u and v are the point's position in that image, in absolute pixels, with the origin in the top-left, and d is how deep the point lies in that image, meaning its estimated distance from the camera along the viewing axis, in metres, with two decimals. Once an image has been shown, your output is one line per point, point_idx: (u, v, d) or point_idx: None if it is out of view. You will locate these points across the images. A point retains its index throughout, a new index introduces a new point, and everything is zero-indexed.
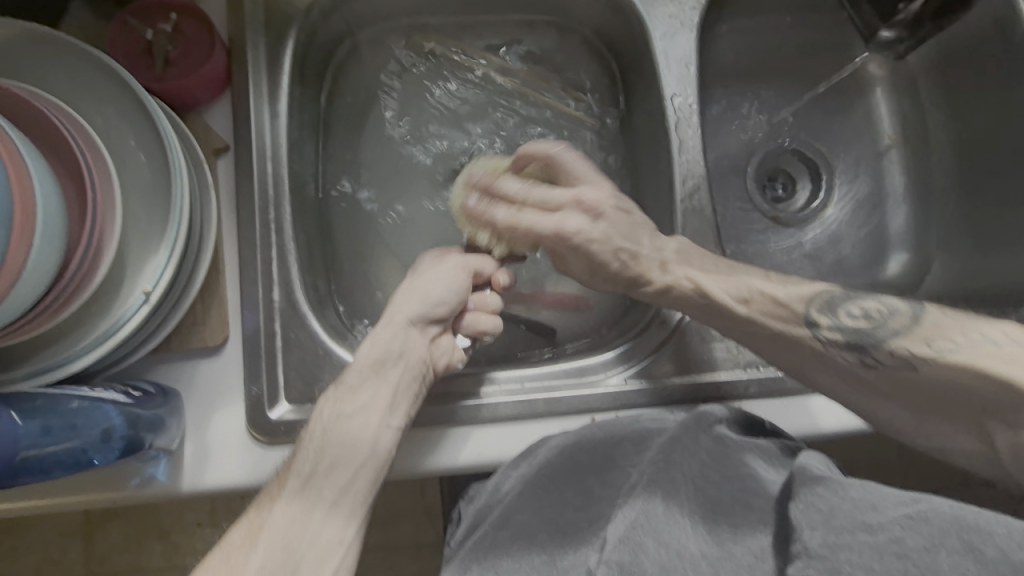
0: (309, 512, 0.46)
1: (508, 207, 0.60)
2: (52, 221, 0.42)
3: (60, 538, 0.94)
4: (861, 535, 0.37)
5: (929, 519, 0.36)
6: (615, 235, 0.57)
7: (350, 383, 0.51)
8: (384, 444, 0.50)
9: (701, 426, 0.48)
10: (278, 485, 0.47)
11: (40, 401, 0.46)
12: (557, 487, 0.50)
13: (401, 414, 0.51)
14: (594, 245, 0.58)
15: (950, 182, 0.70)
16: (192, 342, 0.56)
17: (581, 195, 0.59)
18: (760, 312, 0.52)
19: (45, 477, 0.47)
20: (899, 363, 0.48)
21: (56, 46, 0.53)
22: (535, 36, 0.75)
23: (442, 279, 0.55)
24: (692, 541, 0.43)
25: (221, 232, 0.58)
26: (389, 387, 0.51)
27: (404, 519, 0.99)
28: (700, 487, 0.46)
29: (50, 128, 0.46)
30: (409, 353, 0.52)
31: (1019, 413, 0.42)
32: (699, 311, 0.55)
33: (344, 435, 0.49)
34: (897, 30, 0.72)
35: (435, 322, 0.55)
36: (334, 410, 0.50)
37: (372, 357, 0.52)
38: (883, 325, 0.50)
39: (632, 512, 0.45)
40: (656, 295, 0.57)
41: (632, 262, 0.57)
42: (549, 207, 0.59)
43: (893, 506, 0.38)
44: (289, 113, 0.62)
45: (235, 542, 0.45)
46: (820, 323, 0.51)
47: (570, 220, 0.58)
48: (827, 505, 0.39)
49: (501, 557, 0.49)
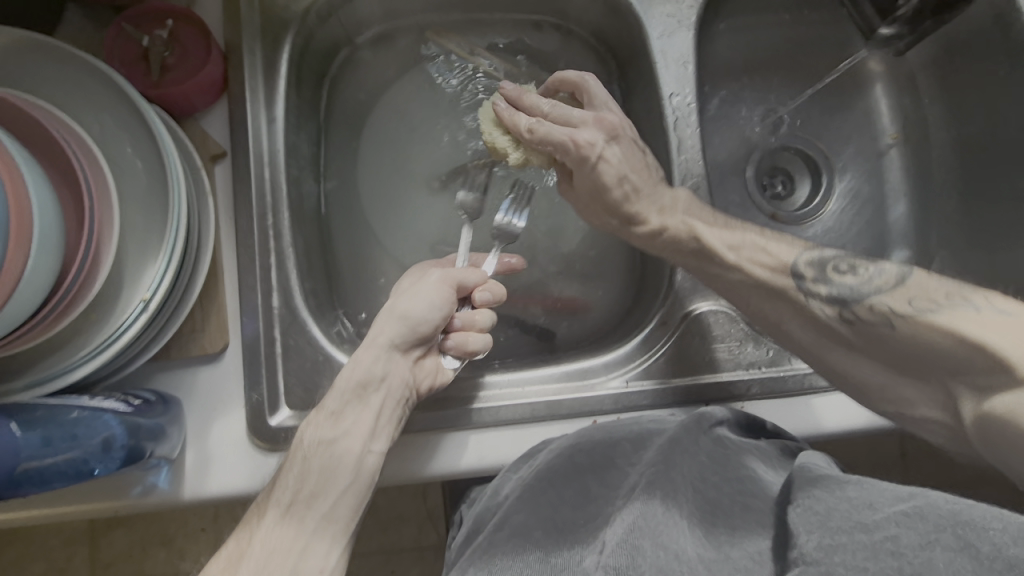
0: (284, 541, 0.46)
1: (528, 116, 0.58)
2: (48, 232, 0.42)
3: (65, 544, 0.94)
4: (857, 534, 0.37)
5: (925, 515, 0.36)
6: (622, 162, 0.56)
7: (329, 407, 0.50)
8: (366, 470, 0.50)
9: (701, 427, 0.49)
10: (259, 512, 0.47)
11: (40, 412, 0.46)
12: (555, 486, 0.49)
13: (384, 438, 0.51)
14: (602, 163, 0.55)
15: (950, 178, 0.70)
16: (192, 350, 0.55)
17: (603, 115, 0.56)
18: (747, 260, 0.53)
19: (47, 487, 0.47)
20: (877, 319, 0.48)
21: (52, 54, 0.52)
22: (533, 37, 0.74)
23: (419, 296, 0.53)
24: (689, 543, 0.42)
25: (219, 239, 0.58)
26: (371, 412, 0.50)
27: (408, 523, 0.98)
28: (698, 489, 0.46)
29: (46, 136, 0.45)
30: (391, 377, 0.51)
31: (989, 378, 0.41)
32: (688, 257, 0.56)
33: (323, 459, 0.48)
34: (897, 27, 0.71)
35: (418, 341, 0.53)
36: (314, 434, 0.49)
37: (353, 380, 0.50)
38: (868, 282, 0.50)
39: (630, 515, 0.43)
40: (647, 236, 0.57)
41: (634, 196, 0.57)
42: (570, 120, 0.57)
43: (890, 504, 0.38)
44: (286, 118, 0.62)
45: (215, 571, 0.45)
46: (805, 275, 0.52)
47: (585, 132, 0.55)
48: (824, 507, 0.40)
49: (496, 556, 0.46)
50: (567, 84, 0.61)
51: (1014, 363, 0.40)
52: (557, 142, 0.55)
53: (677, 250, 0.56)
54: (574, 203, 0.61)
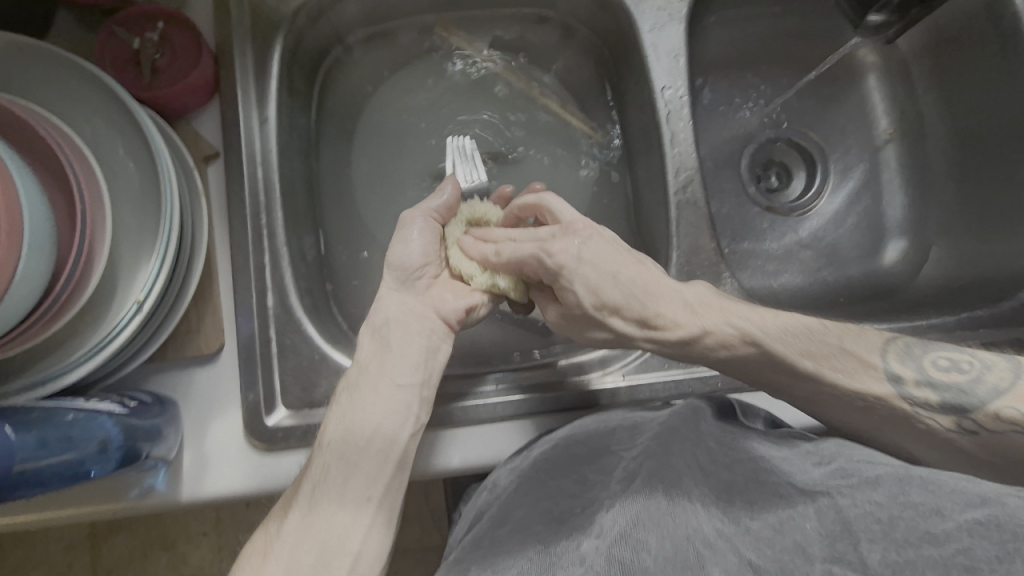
0: (314, 521, 0.46)
1: (490, 244, 0.57)
2: (39, 236, 0.42)
3: (67, 551, 0.94)
4: (926, 548, 0.38)
5: (1001, 525, 0.38)
6: (607, 261, 0.51)
7: (357, 359, 0.51)
8: (400, 402, 0.50)
9: (698, 416, 0.50)
10: (286, 505, 0.47)
11: (35, 414, 0.46)
12: (554, 478, 0.50)
13: (410, 369, 0.51)
14: (584, 266, 0.50)
15: (947, 168, 0.70)
16: (187, 350, 0.55)
17: (569, 224, 0.53)
18: (828, 367, 0.49)
19: (41, 490, 0.47)
20: (1007, 427, 0.45)
21: (42, 57, 0.52)
22: (523, 34, 0.74)
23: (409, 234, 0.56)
24: (706, 521, 0.44)
25: (213, 240, 0.58)
26: (391, 353, 0.51)
27: (411, 523, 0.98)
28: (708, 471, 0.47)
29: (36, 139, 0.45)
30: (401, 312, 0.53)
31: None
32: (733, 355, 0.50)
33: (353, 419, 0.48)
34: (886, 14, 0.71)
35: (417, 274, 0.56)
36: (344, 384, 0.51)
37: (371, 329, 0.53)
38: (979, 380, 0.47)
39: (631, 508, 0.44)
40: (675, 343, 0.51)
41: (637, 299, 0.50)
42: (535, 236, 0.54)
43: (959, 510, 0.39)
44: (278, 118, 0.62)
45: (250, 563, 0.45)
46: (904, 378, 0.49)
47: (557, 241, 0.51)
48: (886, 515, 0.40)
49: (499, 557, 0.45)
50: (528, 209, 0.58)
51: None
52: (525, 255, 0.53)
53: (725, 355, 0.50)
54: (574, 328, 0.55)
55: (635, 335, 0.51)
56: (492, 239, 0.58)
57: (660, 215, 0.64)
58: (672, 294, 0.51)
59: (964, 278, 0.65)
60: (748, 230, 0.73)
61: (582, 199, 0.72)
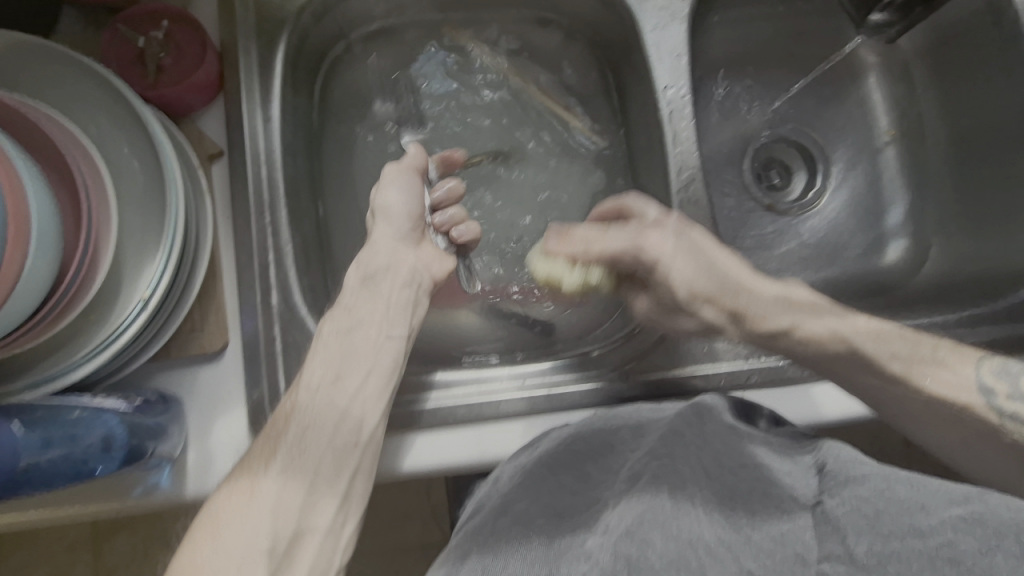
0: (293, 482, 0.46)
1: (580, 240, 0.56)
2: (46, 232, 0.42)
3: (68, 551, 0.94)
4: (911, 540, 0.41)
5: (985, 521, 0.40)
6: (697, 254, 0.55)
7: (344, 304, 0.53)
8: (387, 354, 0.52)
9: (705, 417, 0.49)
10: (263, 458, 0.46)
11: (40, 412, 0.46)
12: (555, 474, 0.49)
13: (400, 324, 0.54)
14: (675, 262, 0.54)
15: (946, 166, 0.71)
16: (191, 349, 0.55)
17: (664, 217, 0.56)
18: (914, 370, 0.52)
19: (47, 489, 0.47)
20: None
21: (46, 56, 0.52)
22: (526, 33, 0.75)
23: (396, 183, 0.55)
24: (708, 528, 0.45)
25: (217, 239, 0.58)
26: (382, 301, 0.54)
27: (411, 521, 0.98)
28: (714, 475, 0.47)
29: (42, 136, 0.45)
30: (396, 265, 0.55)
31: None
32: (829, 359, 0.54)
33: (342, 367, 0.50)
34: (888, 14, 0.71)
35: (413, 228, 0.57)
36: (332, 329, 0.51)
37: (359, 276, 0.54)
38: None
39: (638, 506, 0.46)
40: (771, 337, 0.55)
41: (730, 288, 0.55)
42: (630, 228, 0.56)
43: (944, 506, 0.42)
44: (282, 116, 0.62)
45: (220, 515, 0.44)
46: (997, 391, 0.51)
47: (654, 234, 0.55)
48: (873, 509, 0.43)
49: (500, 543, 0.47)
50: (607, 213, 0.60)
51: None
52: (624, 248, 0.55)
53: (822, 352, 0.54)
54: (660, 326, 0.57)
55: (724, 324, 0.56)
56: (578, 235, 0.56)
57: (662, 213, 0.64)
58: (763, 288, 0.55)
59: (963, 276, 0.65)
60: (749, 228, 0.74)
61: (585, 197, 0.73)
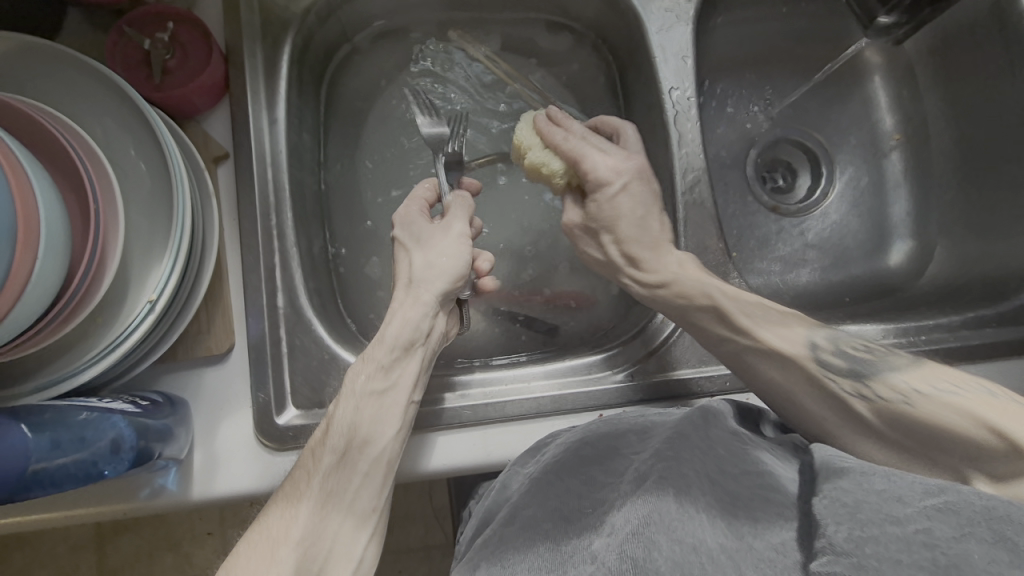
0: (315, 542, 0.46)
1: (564, 131, 0.60)
2: (54, 237, 0.42)
3: (72, 551, 0.94)
4: (888, 526, 0.36)
5: (959, 510, 0.35)
6: (639, 200, 0.57)
7: (380, 361, 0.51)
8: (406, 418, 0.52)
9: (709, 421, 0.49)
10: (290, 512, 0.47)
11: (48, 415, 0.46)
12: (563, 479, 0.50)
13: (421, 389, 0.53)
14: (619, 195, 0.56)
15: (949, 169, 0.71)
16: (198, 351, 0.56)
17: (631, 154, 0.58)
18: (760, 324, 0.52)
19: (56, 490, 0.47)
20: (896, 398, 0.46)
21: (55, 59, 0.52)
22: (531, 35, 0.75)
23: (455, 253, 0.55)
24: (710, 534, 0.42)
25: (223, 240, 0.58)
26: (415, 365, 0.53)
27: (414, 523, 0.99)
28: (716, 481, 0.45)
29: (51, 139, 0.45)
30: (432, 333, 0.54)
31: (1013, 467, 0.39)
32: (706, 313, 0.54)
33: (367, 427, 0.49)
34: (895, 16, 0.72)
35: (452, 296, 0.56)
36: (365, 386, 0.50)
37: (401, 338, 0.52)
38: (887, 364, 0.49)
39: (643, 507, 0.43)
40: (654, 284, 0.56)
41: (647, 239, 0.57)
42: (601, 147, 0.59)
43: (920, 497, 0.37)
44: (287, 119, 0.62)
45: (251, 563, 0.44)
46: (822, 346, 0.51)
47: (614, 161, 0.57)
48: (852, 499, 0.38)
49: (507, 552, 0.47)
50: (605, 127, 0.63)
51: None
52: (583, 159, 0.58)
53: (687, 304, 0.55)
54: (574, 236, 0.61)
55: (621, 267, 0.59)
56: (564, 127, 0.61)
57: None
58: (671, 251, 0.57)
59: (966, 278, 0.65)
60: (753, 231, 0.74)
61: None
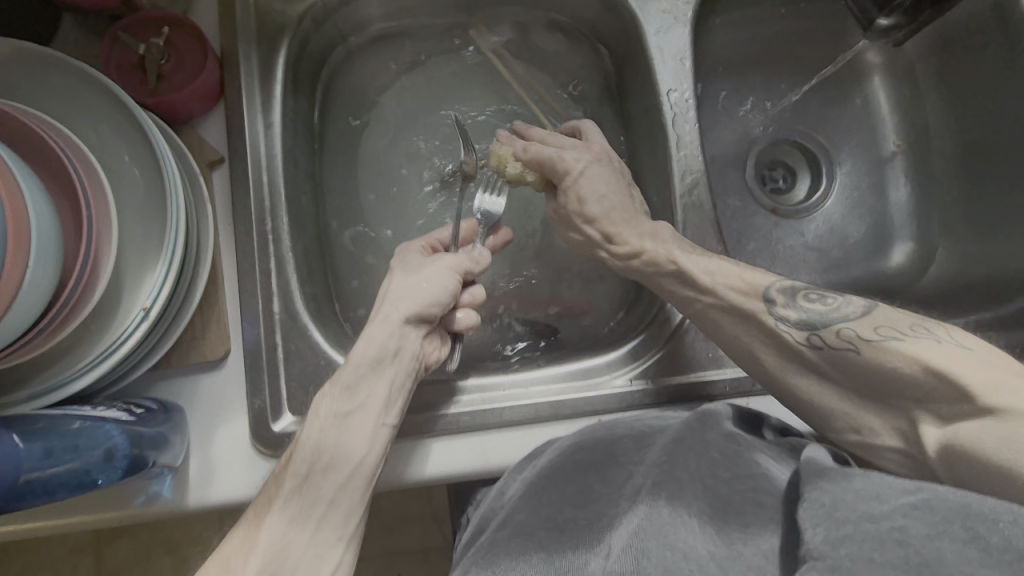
0: (286, 545, 0.46)
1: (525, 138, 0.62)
2: (46, 244, 0.42)
3: (70, 554, 0.94)
4: (865, 525, 0.35)
5: (933, 508, 0.35)
6: (605, 181, 0.58)
7: (345, 381, 0.51)
8: (378, 441, 0.51)
9: (705, 425, 0.47)
10: (262, 517, 0.47)
11: (40, 423, 0.46)
12: (557, 485, 0.49)
13: (395, 412, 0.52)
14: (582, 181, 0.58)
15: (951, 169, 0.70)
16: (193, 357, 0.55)
17: (591, 145, 0.60)
18: (722, 284, 0.52)
19: (49, 499, 0.47)
20: (842, 345, 0.46)
21: (48, 65, 0.52)
22: (528, 37, 0.75)
23: (436, 279, 0.54)
24: (700, 541, 0.41)
25: (218, 247, 0.58)
26: (384, 384, 0.51)
27: (413, 524, 0.98)
28: (709, 486, 0.44)
29: (42, 145, 0.45)
30: (403, 351, 0.53)
31: (954, 407, 0.39)
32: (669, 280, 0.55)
33: (337, 446, 0.49)
34: (896, 17, 0.71)
35: (419, 321, 0.54)
36: (330, 409, 0.50)
37: (368, 355, 0.51)
38: (835, 310, 0.48)
39: (636, 517, 0.44)
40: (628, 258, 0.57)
41: (616, 215, 0.57)
42: (562, 144, 0.60)
43: (897, 494, 0.36)
44: (283, 122, 0.62)
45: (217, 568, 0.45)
46: (775, 301, 0.50)
47: (574, 153, 0.59)
48: (830, 498, 0.37)
49: (498, 557, 0.46)
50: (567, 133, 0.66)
51: (976, 393, 0.38)
52: (546, 158, 0.59)
53: (657, 273, 0.55)
54: (559, 227, 0.62)
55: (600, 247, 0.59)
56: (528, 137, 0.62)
57: (665, 216, 0.64)
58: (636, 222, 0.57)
59: (968, 279, 0.65)
60: (751, 232, 0.73)
61: None
